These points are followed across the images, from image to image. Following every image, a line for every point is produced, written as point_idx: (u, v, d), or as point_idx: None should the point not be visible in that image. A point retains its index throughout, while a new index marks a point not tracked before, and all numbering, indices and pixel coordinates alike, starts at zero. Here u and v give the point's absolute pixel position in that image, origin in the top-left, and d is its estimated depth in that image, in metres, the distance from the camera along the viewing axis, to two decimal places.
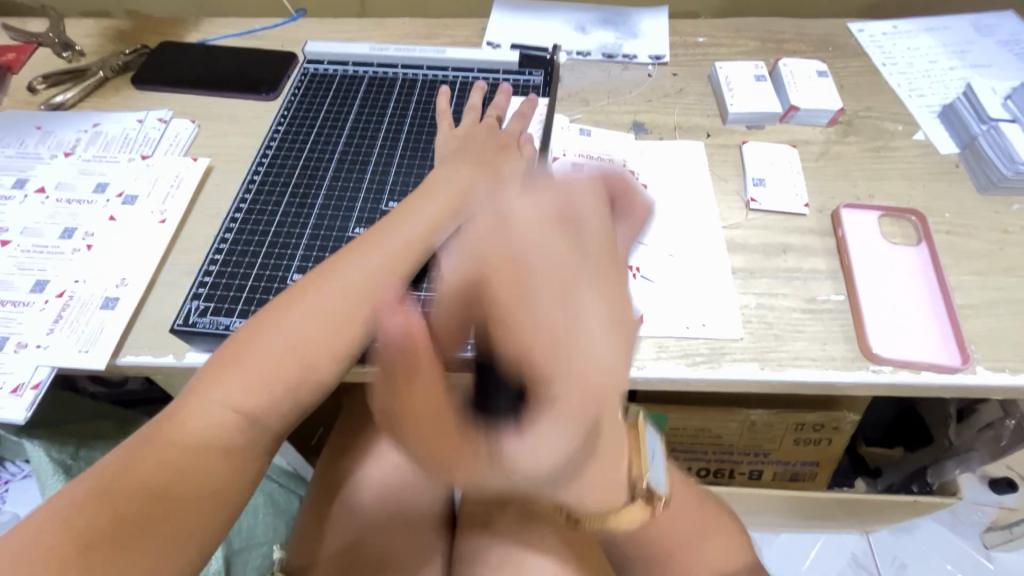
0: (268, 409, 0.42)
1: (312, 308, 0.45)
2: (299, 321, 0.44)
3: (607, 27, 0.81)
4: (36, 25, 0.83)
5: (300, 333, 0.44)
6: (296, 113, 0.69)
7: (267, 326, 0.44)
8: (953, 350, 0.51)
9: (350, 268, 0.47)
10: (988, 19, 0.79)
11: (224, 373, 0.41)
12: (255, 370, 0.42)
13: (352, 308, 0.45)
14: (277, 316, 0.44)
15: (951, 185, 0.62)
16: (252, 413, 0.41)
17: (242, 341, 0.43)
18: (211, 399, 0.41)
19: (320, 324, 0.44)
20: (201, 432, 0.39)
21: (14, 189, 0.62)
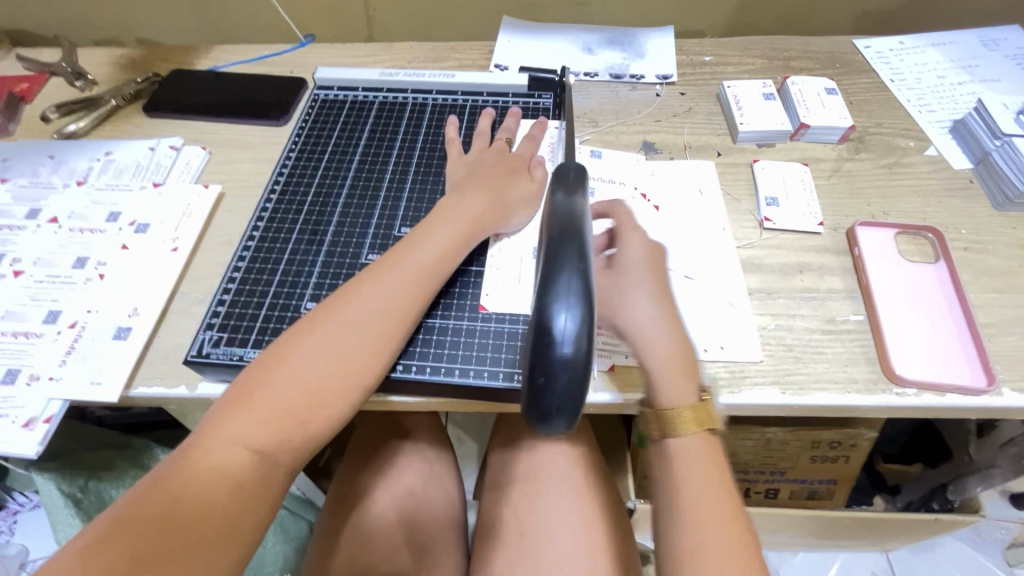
0: (279, 446, 0.40)
1: (328, 340, 0.43)
2: (314, 353, 0.43)
3: (614, 47, 0.81)
4: (48, 54, 0.84)
5: (316, 365, 0.42)
6: (307, 139, 0.69)
7: (279, 359, 0.43)
8: (979, 371, 0.50)
9: (366, 298, 0.46)
10: (995, 33, 0.79)
11: (239, 409, 0.40)
12: (269, 405, 0.40)
13: (368, 340, 0.44)
14: (292, 348, 0.43)
15: (967, 201, 0.61)
16: (264, 451, 0.40)
17: (256, 375, 0.42)
18: (222, 437, 0.39)
19: (337, 355, 0.43)
20: (211, 471, 0.38)
21: (28, 218, 0.63)
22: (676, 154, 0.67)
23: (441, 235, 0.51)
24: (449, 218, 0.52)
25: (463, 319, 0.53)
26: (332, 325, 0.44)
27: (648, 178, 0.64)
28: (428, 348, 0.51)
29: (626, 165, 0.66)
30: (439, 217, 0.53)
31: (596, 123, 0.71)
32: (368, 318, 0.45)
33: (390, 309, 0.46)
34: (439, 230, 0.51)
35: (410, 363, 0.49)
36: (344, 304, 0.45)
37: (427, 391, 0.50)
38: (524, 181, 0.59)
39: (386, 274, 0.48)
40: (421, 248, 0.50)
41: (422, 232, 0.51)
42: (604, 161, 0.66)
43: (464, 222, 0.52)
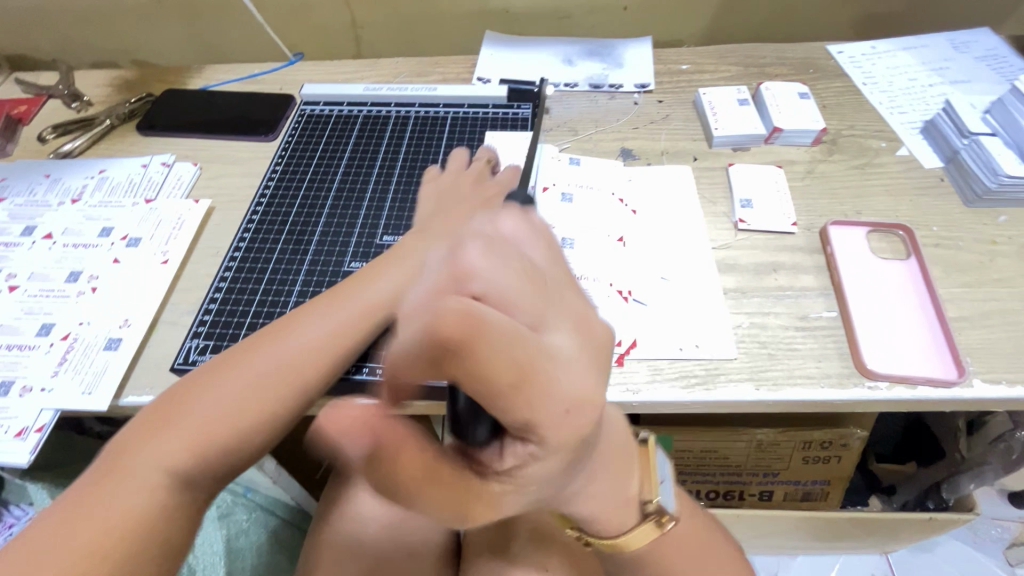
0: (197, 469, 0.42)
1: (259, 371, 0.45)
2: (245, 381, 0.44)
3: (593, 59, 0.83)
4: (46, 78, 0.87)
5: (245, 395, 0.44)
6: (294, 153, 0.72)
7: (210, 387, 0.44)
8: (949, 363, 0.51)
9: (303, 333, 0.48)
10: (964, 36, 0.81)
11: (161, 431, 0.42)
12: (193, 432, 0.42)
13: (296, 373, 0.46)
14: (224, 376, 0.45)
15: (937, 199, 0.63)
16: (181, 476, 0.41)
17: (182, 398, 0.43)
18: (143, 457, 0.40)
19: (265, 386, 0.45)
20: (125, 495, 0.39)
21: (23, 235, 0.64)
22: (653, 160, 0.69)
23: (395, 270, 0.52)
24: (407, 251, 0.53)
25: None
26: (270, 354, 0.46)
27: (625, 184, 0.66)
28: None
29: (604, 172, 0.67)
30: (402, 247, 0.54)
31: (575, 132, 0.73)
32: (301, 353, 0.47)
33: (327, 340, 0.48)
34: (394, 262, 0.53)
35: (375, 365, 0.53)
36: (280, 338, 0.47)
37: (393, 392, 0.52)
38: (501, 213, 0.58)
39: (326, 313, 0.49)
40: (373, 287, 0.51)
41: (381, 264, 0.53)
42: (582, 168, 0.68)
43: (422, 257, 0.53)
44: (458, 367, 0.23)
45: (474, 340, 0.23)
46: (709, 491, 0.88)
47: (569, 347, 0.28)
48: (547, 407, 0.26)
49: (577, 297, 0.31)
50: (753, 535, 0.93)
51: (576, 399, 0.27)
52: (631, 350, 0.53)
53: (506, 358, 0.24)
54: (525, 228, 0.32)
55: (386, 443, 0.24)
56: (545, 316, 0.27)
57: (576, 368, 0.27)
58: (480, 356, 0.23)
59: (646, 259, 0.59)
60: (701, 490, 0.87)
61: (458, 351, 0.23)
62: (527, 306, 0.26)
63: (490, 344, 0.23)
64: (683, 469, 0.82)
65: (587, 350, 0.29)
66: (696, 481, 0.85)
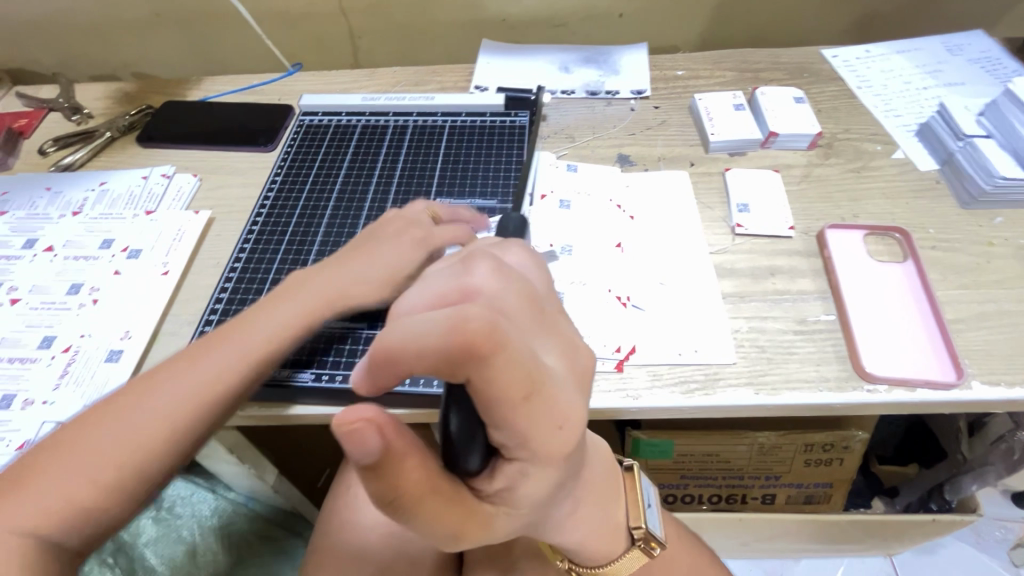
0: (65, 530, 0.38)
1: (134, 420, 0.42)
2: (119, 433, 0.41)
3: (589, 66, 0.84)
4: (47, 91, 0.87)
5: (118, 447, 0.41)
6: (293, 163, 0.72)
7: (76, 443, 0.40)
8: (947, 366, 0.51)
9: (182, 376, 0.45)
10: (957, 39, 0.82)
11: (15, 492, 0.38)
12: (52, 494, 0.38)
13: (182, 415, 0.43)
14: (97, 429, 0.41)
15: (933, 202, 0.63)
16: (46, 537, 0.37)
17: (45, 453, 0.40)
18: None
19: (138, 436, 0.41)
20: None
21: (24, 248, 0.65)
22: (650, 166, 0.69)
23: (292, 304, 0.50)
24: (305, 287, 0.51)
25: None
26: (155, 397, 0.43)
27: (623, 190, 0.66)
28: (354, 357, 0.53)
29: (600, 179, 0.68)
30: (300, 280, 0.52)
31: (572, 139, 0.73)
32: (190, 393, 0.44)
33: (214, 379, 0.45)
34: (288, 297, 0.50)
35: (337, 373, 0.52)
36: (153, 387, 0.44)
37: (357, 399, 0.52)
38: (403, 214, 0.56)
39: (219, 345, 0.47)
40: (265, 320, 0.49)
41: (276, 298, 0.51)
42: (580, 175, 0.68)
43: (320, 294, 0.51)
44: (474, 369, 0.24)
45: (496, 345, 0.24)
46: (712, 495, 0.88)
47: (560, 369, 0.29)
48: (544, 423, 0.27)
49: (568, 325, 0.32)
50: (756, 539, 0.93)
51: (569, 419, 0.28)
52: (631, 355, 0.53)
53: (513, 372, 0.25)
54: (528, 260, 0.33)
55: (394, 446, 0.25)
56: (539, 338, 0.29)
57: (568, 388, 0.28)
58: (496, 363, 0.24)
59: (644, 264, 0.60)
60: (703, 494, 0.87)
61: (476, 354, 0.24)
62: (525, 326, 0.28)
63: (505, 353, 0.24)
64: (685, 473, 0.82)
65: (574, 375, 0.30)
66: (698, 485, 0.85)
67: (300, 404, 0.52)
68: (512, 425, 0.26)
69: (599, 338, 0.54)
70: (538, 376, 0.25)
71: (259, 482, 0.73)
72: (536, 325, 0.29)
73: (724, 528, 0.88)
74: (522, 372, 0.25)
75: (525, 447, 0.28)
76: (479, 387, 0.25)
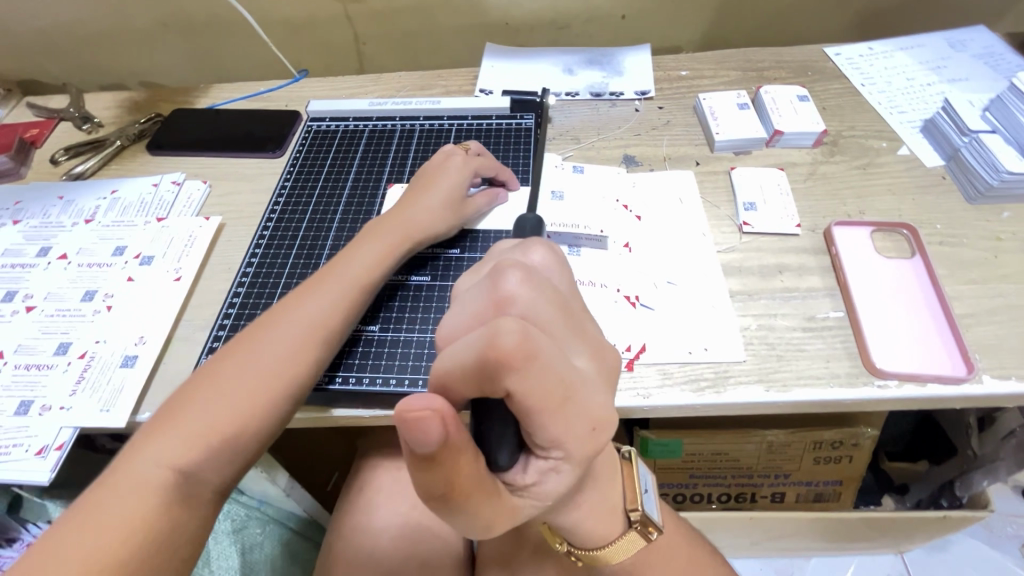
0: (200, 464, 0.41)
1: (246, 369, 0.45)
2: (237, 379, 0.45)
3: (593, 67, 0.84)
4: (57, 101, 0.89)
5: (237, 393, 0.44)
6: (301, 168, 0.73)
7: (199, 390, 0.44)
8: (957, 361, 0.51)
9: (285, 327, 0.48)
10: (961, 35, 0.82)
11: (162, 429, 0.42)
12: (187, 431, 0.42)
13: (293, 359, 0.47)
14: (215, 377, 0.45)
15: (939, 197, 0.63)
16: (185, 471, 0.41)
17: (183, 397, 0.44)
18: (147, 458, 0.40)
19: (252, 382, 0.45)
20: (126, 496, 0.38)
21: (39, 256, 0.66)
22: (656, 166, 0.70)
23: (366, 252, 0.55)
24: (368, 240, 0.56)
25: (401, 332, 0.56)
26: (264, 348, 0.47)
27: (630, 190, 0.67)
28: (374, 359, 0.54)
29: (608, 179, 0.68)
30: (364, 237, 0.56)
31: (578, 140, 0.74)
32: (294, 342, 0.47)
33: (312, 327, 0.49)
34: (360, 249, 0.55)
35: (348, 375, 0.53)
36: (264, 338, 0.47)
37: (370, 401, 0.52)
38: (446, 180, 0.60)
39: (304, 300, 0.50)
40: (335, 275, 0.53)
41: (350, 251, 0.55)
42: (586, 175, 0.68)
43: (389, 235, 0.56)
44: (510, 383, 0.25)
45: (528, 357, 0.25)
46: (721, 494, 0.88)
47: (591, 369, 0.30)
48: (579, 423, 0.28)
49: (595, 324, 0.33)
50: (766, 538, 0.92)
51: (601, 418, 0.29)
52: (641, 354, 0.53)
53: (547, 379, 0.26)
54: (554, 262, 0.33)
55: (453, 441, 0.24)
56: (571, 341, 0.29)
57: (599, 387, 0.29)
58: (531, 375, 0.25)
59: (652, 263, 0.60)
60: (712, 493, 0.87)
61: (511, 368, 0.25)
62: (558, 334, 0.29)
63: (539, 365, 0.26)
64: (694, 472, 0.82)
65: (605, 373, 0.31)
66: (706, 484, 0.85)
67: (315, 407, 0.52)
68: (548, 428, 0.27)
69: (609, 337, 0.55)
70: (569, 384, 0.26)
71: (272, 486, 0.73)
72: (567, 328, 0.29)
73: (733, 527, 0.88)
74: (556, 384, 0.26)
75: (559, 446, 0.29)
76: (517, 397, 0.26)
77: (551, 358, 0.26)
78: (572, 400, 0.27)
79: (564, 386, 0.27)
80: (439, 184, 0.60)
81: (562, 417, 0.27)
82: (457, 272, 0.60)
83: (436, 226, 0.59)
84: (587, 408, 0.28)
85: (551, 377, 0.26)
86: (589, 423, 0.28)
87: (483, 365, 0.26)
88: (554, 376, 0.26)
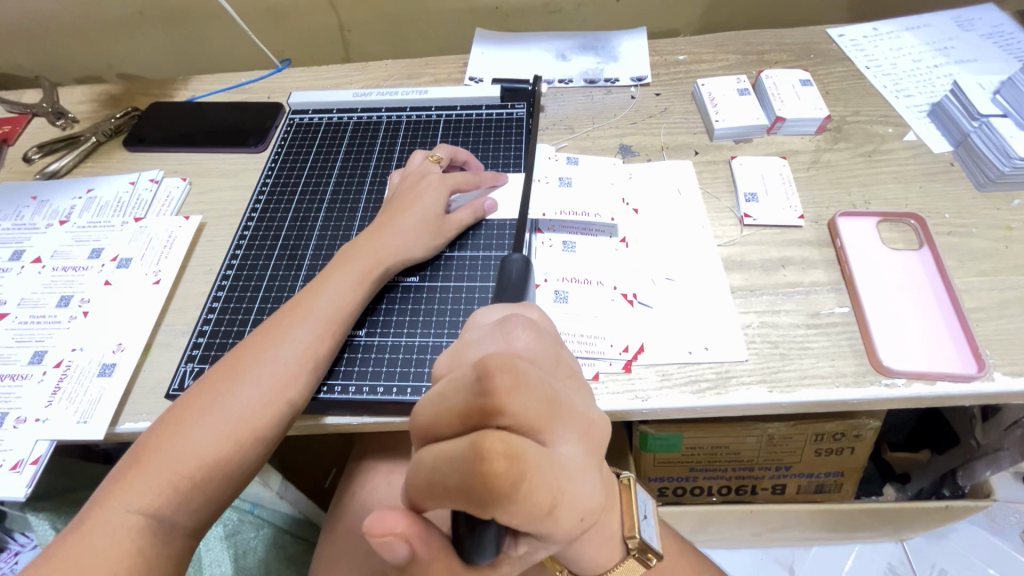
0: (177, 509, 0.41)
1: (224, 404, 0.44)
2: (215, 418, 0.43)
3: (587, 53, 0.81)
4: (30, 96, 0.85)
5: (212, 435, 0.43)
6: (283, 164, 0.70)
7: (178, 426, 0.43)
8: (968, 357, 0.49)
9: (261, 368, 0.46)
10: (968, 13, 0.79)
11: (128, 478, 0.40)
12: (164, 472, 0.41)
13: (265, 408, 0.45)
14: (191, 414, 0.43)
15: (947, 185, 0.61)
16: (160, 514, 0.40)
17: (151, 444, 0.42)
18: (116, 506, 0.39)
19: (229, 422, 0.43)
20: (102, 542, 0.38)
21: (11, 260, 0.63)
22: (653, 155, 0.67)
23: (339, 284, 0.51)
24: (344, 267, 0.52)
25: (388, 336, 0.54)
26: (234, 393, 0.44)
27: (626, 182, 0.64)
28: (367, 366, 0.52)
29: (604, 171, 0.65)
30: (340, 265, 0.53)
31: (572, 130, 0.71)
32: (269, 388, 0.45)
33: (290, 367, 0.46)
34: (336, 281, 0.51)
35: (334, 383, 0.51)
36: (237, 379, 0.45)
37: (357, 409, 0.50)
38: (437, 195, 0.58)
39: (279, 340, 0.47)
40: (311, 309, 0.49)
41: (322, 282, 0.51)
42: (580, 167, 0.65)
43: (362, 261, 0.53)
44: (501, 506, 0.25)
45: (517, 479, 0.25)
46: (722, 487, 0.86)
47: (579, 456, 0.29)
48: (567, 524, 0.28)
49: (581, 398, 0.32)
50: (766, 530, 0.91)
51: (589, 507, 0.29)
52: (639, 355, 0.51)
53: (539, 494, 0.26)
54: (536, 341, 0.32)
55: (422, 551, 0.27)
56: (558, 431, 0.28)
57: (585, 476, 0.29)
58: (524, 495, 0.25)
59: (650, 259, 0.58)
60: (712, 486, 0.85)
61: (501, 492, 0.24)
62: (547, 429, 0.28)
63: (529, 483, 0.25)
64: (694, 465, 0.81)
65: (592, 454, 0.31)
66: (706, 477, 0.84)
67: (303, 418, 0.50)
68: (537, 528, 0.27)
69: (605, 337, 0.52)
70: (559, 491, 0.26)
71: (265, 489, 0.71)
72: (555, 423, 0.28)
73: (736, 521, 0.88)
74: (545, 494, 0.26)
75: (551, 536, 0.28)
76: (506, 516, 0.25)
77: (541, 470, 0.26)
78: (563, 500, 0.27)
79: (554, 491, 0.26)
80: (416, 208, 0.56)
81: (553, 517, 0.27)
82: (445, 271, 0.57)
83: (414, 249, 0.55)
84: (578, 501, 0.28)
85: (542, 491, 0.26)
86: (580, 513, 0.28)
87: (468, 484, 0.25)
88: (545, 487, 0.26)
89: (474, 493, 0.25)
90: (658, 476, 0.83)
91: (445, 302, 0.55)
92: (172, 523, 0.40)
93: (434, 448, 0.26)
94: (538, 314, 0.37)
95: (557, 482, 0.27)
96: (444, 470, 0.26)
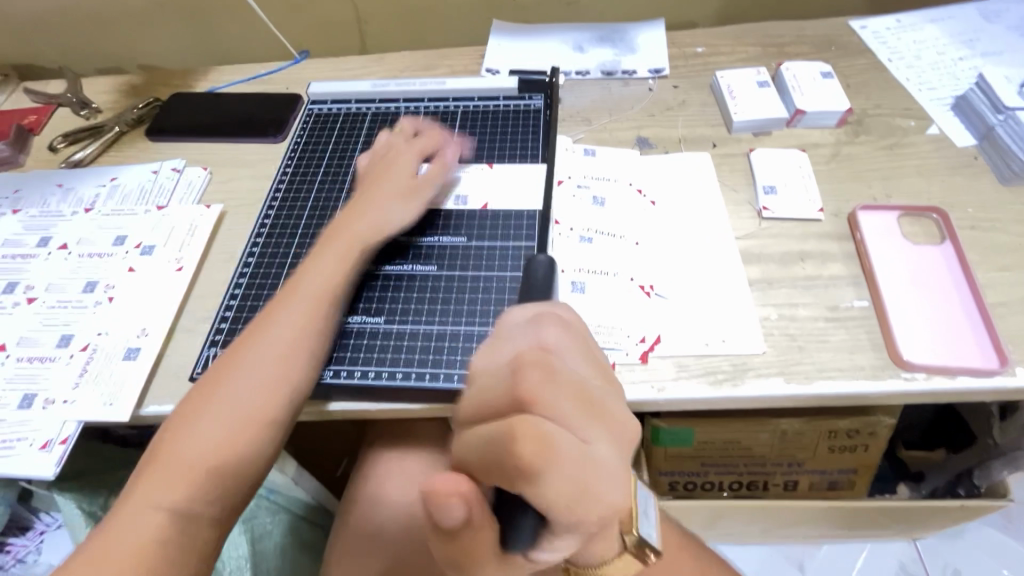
0: (199, 496, 0.42)
1: (236, 392, 0.45)
2: (225, 406, 0.45)
3: (604, 45, 0.81)
4: (55, 86, 0.87)
5: (226, 422, 0.44)
6: (303, 153, 0.70)
7: (194, 419, 0.44)
8: (989, 353, 0.49)
9: (262, 352, 0.47)
10: (995, 5, 0.78)
11: (151, 470, 0.42)
12: (183, 463, 0.42)
13: (270, 390, 0.46)
14: (204, 406, 0.45)
15: (971, 178, 0.60)
16: (182, 503, 0.41)
17: (171, 436, 0.44)
18: (140, 496, 0.41)
19: (240, 408, 0.45)
20: (128, 531, 0.39)
21: (39, 246, 0.65)
22: (671, 148, 0.67)
23: (322, 261, 0.53)
24: (331, 248, 0.54)
25: (406, 324, 0.54)
26: (240, 382, 0.46)
27: (644, 174, 0.64)
28: (387, 354, 0.52)
29: (621, 163, 0.65)
30: (326, 246, 0.54)
31: (589, 121, 0.71)
32: (272, 368, 0.47)
33: (289, 345, 0.48)
34: (324, 260, 0.53)
35: (353, 369, 0.51)
36: (243, 366, 0.47)
37: (375, 395, 0.51)
38: (422, 177, 0.59)
39: (275, 322, 0.49)
40: (302, 287, 0.51)
41: (308, 264, 0.53)
42: (597, 159, 0.66)
43: (339, 239, 0.54)
44: (529, 487, 0.27)
45: (545, 466, 0.27)
46: (733, 482, 0.86)
47: (610, 456, 0.29)
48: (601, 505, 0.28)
49: (616, 399, 0.32)
50: (777, 526, 0.91)
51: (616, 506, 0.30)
52: (656, 346, 0.51)
53: (563, 486, 0.27)
54: (565, 339, 0.33)
55: (474, 518, 0.27)
56: (591, 427, 0.29)
57: (617, 476, 0.29)
58: (546, 484, 0.27)
59: (667, 251, 0.58)
60: (723, 481, 0.85)
61: (531, 473, 0.26)
62: (580, 421, 0.29)
63: (555, 472, 0.27)
64: (705, 460, 0.80)
65: (625, 457, 0.30)
66: (718, 472, 0.83)
67: (310, 402, 0.51)
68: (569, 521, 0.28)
69: (622, 328, 0.53)
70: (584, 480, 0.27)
71: (282, 475, 0.72)
72: (585, 415, 0.29)
73: (745, 514, 0.88)
74: (577, 474, 0.27)
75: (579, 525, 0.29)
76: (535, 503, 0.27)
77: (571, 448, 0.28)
78: (593, 486, 0.28)
79: (585, 477, 0.28)
80: (383, 184, 0.58)
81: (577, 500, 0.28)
82: (462, 260, 0.58)
83: (403, 227, 0.56)
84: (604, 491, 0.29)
85: (571, 468, 0.27)
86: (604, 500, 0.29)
87: (502, 464, 0.27)
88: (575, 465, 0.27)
89: (504, 468, 0.27)
90: (668, 469, 0.83)
91: (463, 290, 0.56)
92: (198, 511, 0.41)
93: (472, 434, 0.29)
94: (568, 311, 0.37)
95: (585, 464, 0.28)
96: (475, 449, 0.28)
